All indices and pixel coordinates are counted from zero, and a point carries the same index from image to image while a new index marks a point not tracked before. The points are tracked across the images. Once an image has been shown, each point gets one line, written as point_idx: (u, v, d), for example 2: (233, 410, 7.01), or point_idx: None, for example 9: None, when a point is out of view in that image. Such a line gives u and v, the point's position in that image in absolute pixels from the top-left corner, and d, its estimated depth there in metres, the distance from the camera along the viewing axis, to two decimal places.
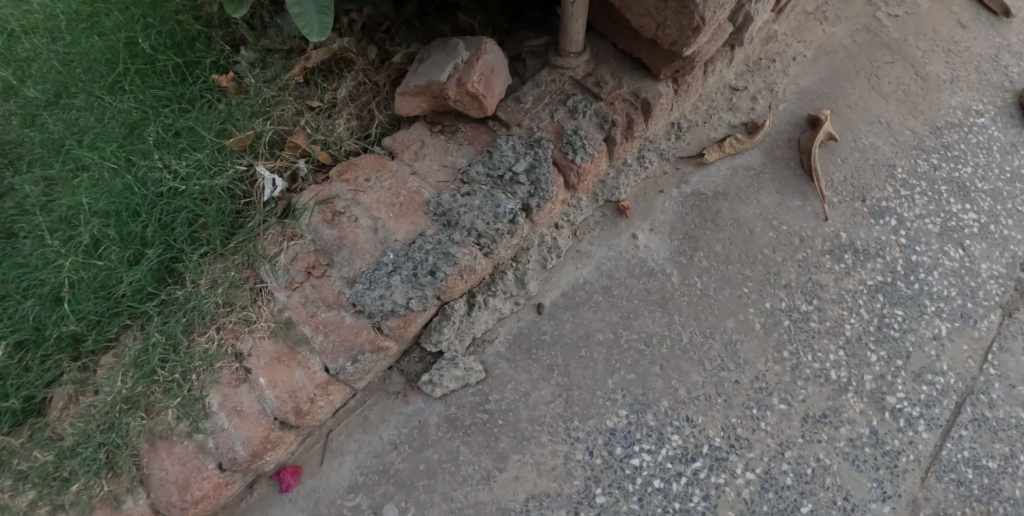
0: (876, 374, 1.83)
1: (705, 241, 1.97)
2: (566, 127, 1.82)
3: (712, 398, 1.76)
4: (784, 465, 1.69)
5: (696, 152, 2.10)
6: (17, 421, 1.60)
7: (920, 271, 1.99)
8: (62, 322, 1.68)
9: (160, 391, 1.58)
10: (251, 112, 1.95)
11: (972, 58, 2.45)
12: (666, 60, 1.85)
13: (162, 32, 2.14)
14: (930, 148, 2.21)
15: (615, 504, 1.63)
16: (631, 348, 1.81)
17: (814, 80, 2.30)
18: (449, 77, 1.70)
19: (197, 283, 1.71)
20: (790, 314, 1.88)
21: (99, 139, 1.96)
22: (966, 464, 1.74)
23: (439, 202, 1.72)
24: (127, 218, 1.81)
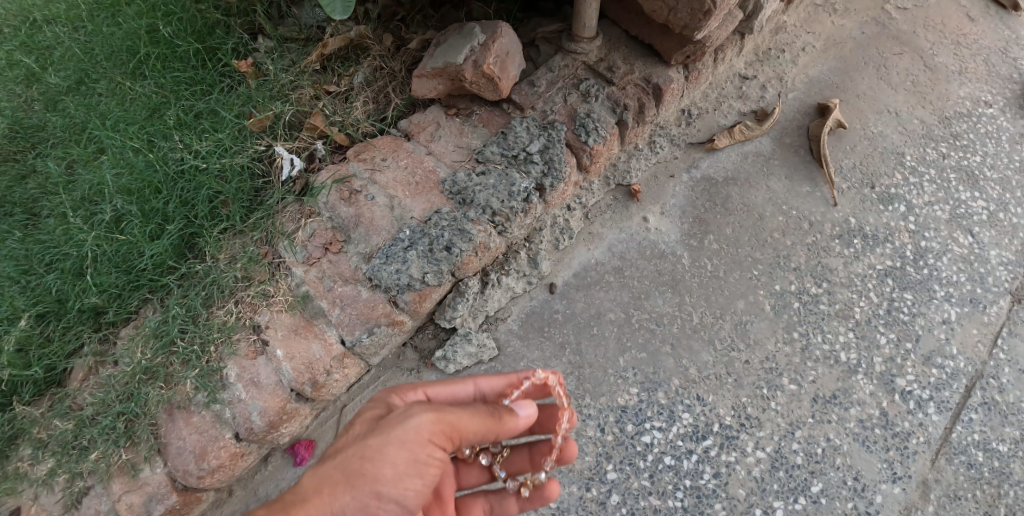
0: (887, 356, 1.84)
1: (716, 225, 2.00)
2: (579, 111, 1.86)
3: (723, 378, 1.77)
4: (795, 445, 1.70)
5: (706, 138, 2.13)
6: (40, 390, 1.65)
7: (929, 256, 2.01)
8: (84, 294, 1.72)
9: (179, 363, 1.61)
10: (271, 95, 2.00)
11: (981, 50, 2.48)
12: (677, 46, 1.88)
13: (183, 19, 2.18)
14: (938, 137, 2.23)
15: (627, 481, 1.65)
16: (642, 328, 1.83)
17: (823, 71, 2.32)
18: (465, 59, 1.74)
19: (216, 258, 1.75)
20: (800, 297, 1.90)
21: (120, 121, 2.01)
22: (976, 446, 1.75)
23: (454, 181, 1.76)
24: (149, 194, 1.84)
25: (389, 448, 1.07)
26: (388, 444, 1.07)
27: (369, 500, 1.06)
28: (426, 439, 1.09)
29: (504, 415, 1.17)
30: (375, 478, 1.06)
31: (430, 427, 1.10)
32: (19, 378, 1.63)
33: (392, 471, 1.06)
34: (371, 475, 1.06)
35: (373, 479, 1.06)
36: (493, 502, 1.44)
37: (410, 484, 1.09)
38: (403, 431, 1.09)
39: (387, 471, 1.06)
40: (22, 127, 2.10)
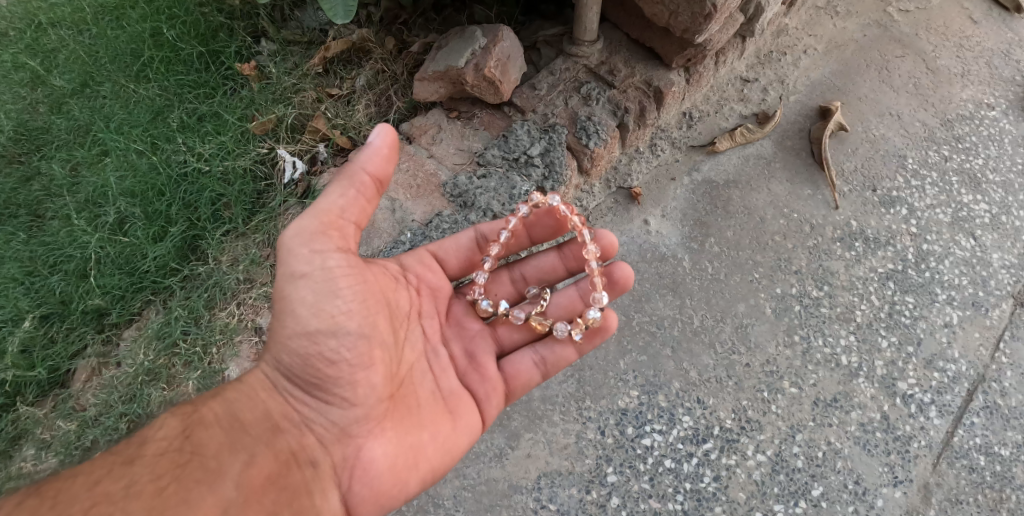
0: (888, 359, 1.84)
1: (717, 228, 2.00)
2: (579, 114, 1.86)
3: (723, 381, 1.78)
4: (795, 449, 1.70)
5: (708, 141, 2.13)
6: (43, 391, 1.66)
7: (931, 260, 2.00)
8: (87, 296, 1.73)
9: (181, 364, 1.62)
10: (273, 98, 2.01)
11: (983, 53, 2.47)
12: (678, 49, 1.88)
13: (186, 23, 2.20)
14: (941, 139, 2.23)
15: (627, 483, 1.64)
16: (643, 330, 1.83)
17: (825, 73, 2.32)
18: (467, 63, 1.75)
19: (219, 261, 1.76)
20: (801, 300, 1.90)
21: (124, 123, 2.02)
22: (978, 451, 1.74)
23: (455, 183, 1.77)
24: (152, 197, 1.86)
25: (289, 286, 1.10)
26: (284, 283, 1.10)
27: (303, 339, 1.12)
28: (314, 250, 1.09)
29: (349, 166, 1.10)
30: (294, 315, 1.11)
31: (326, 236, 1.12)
32: (23, 378, 1.64)
33: (306, 302, 1.10)
34: (293, 315, 1.11)
35: (297, 317, 1.11)
36: (542, 351, 1.42)
37: (334, 309, 1.12)
38: (289, 263, 1.09)
39: (300, 306, 1.10)
40: (27, 129, 2.11)
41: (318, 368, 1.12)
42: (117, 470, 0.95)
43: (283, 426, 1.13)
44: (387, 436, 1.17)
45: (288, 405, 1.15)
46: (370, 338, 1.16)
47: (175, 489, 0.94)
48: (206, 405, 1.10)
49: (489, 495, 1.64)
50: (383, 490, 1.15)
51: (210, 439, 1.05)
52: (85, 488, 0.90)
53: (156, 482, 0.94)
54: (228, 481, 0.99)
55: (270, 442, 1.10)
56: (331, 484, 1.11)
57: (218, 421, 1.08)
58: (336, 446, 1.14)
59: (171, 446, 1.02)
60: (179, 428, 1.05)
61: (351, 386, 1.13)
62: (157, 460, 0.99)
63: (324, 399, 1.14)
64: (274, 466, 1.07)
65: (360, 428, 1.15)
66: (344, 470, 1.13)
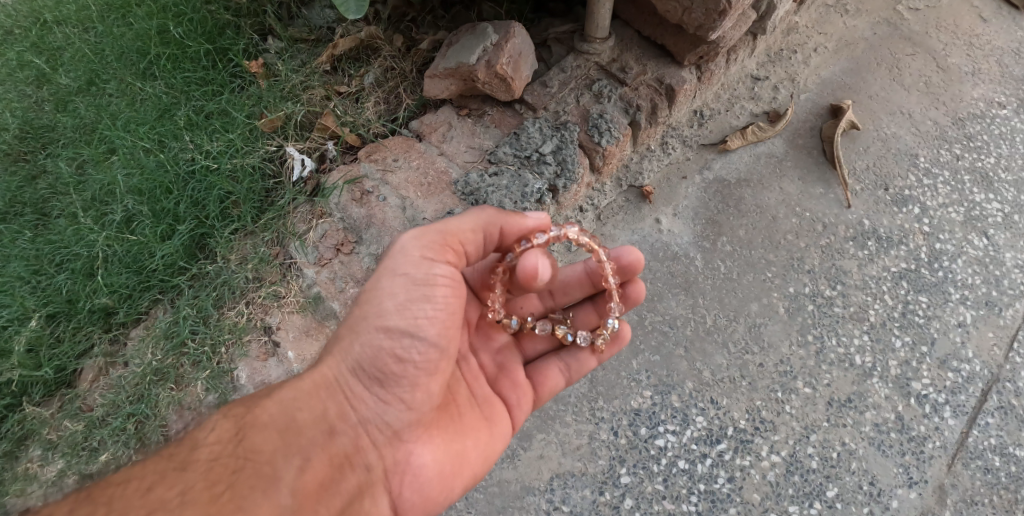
0: (902, 359, 1.82)
1: (729, 227, 1.98)
2: (591, 111, 1.85)
3: (736, 381, 1.76)
4: (809, 449, 1.68)
5: (719, 139, 2.12)
6: (49, 391, 1.64)
7: (944, 259, 1.99)
8: (94, 295, 1.71)
9: (190, 364, 1.60)
10: (282, 95, 1.99)
11: (994, 51, 2.46)
12: (690, 46, 1.87)
13: (193, 20, 2.18)
14: (952, 138, 2.22)
15: (640, 485, 1.62)
16: (655, 330, 1.82)
17: (836, 71, 2.31)
18: (478, 59, 1.73)
19: (227, 259, 1.74)
20: (814, 299, 1.88)
21: (131, 121, 2.00)
22: (993, 451, 1.72)
23: (467, 181, 1.75)
24: (160, 195, 1.84)
25: (382, 282, 1.09)
26: (380, 278, 1.09)
27: (382, 335, 1.08)
28: (421, 257, 1.09)
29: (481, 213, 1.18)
30: (378, 310, 1.08)
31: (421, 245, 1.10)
32: (29, 378, 1.62)
33: (394, 299, 1.08)
34: (375, 310, 1.09)
35: (379, 313, 1.08)
36: (565, 356, 1.42)
37: (419, 312, 1.08)
38: (394, 261, 1.09)
39: (388, 302, 1.08)
40: (32, 128, 2.10)
41: (385, 371, 1.09)
42: (170, 475, 0.93)
43: (339, 427, 1.11)
44: (435, 443, 1.17)
45: (346, 406, 1.12)
46: (444, 347, 1.12)
47: (232, 495, 0.92)
48: (261, 404, 1.07)
49: (501, 496, 1.62)
50: (429, 496, 1.16)
51: (267, 441, 1.02)
52: (139, 496, 0.88)
53: (213, 487, 0.92)
54: (285, 487, 0.98)
55: (324, 446, 1.08)
56: (380, 488, 1.12)
57: (273, 422, 1.05)
58: (388, 450, 1.13)
59: (225, 450, 1.00)
60: (233, 430, 1.03)
61: (413, 392, 1.11)
62: (211, 465, 0.96)
63: (384, 402, 1.12)
64: (327, 471, 1.06)
65: (411, 433, 1.15)
66: (394, 475, 1.13)
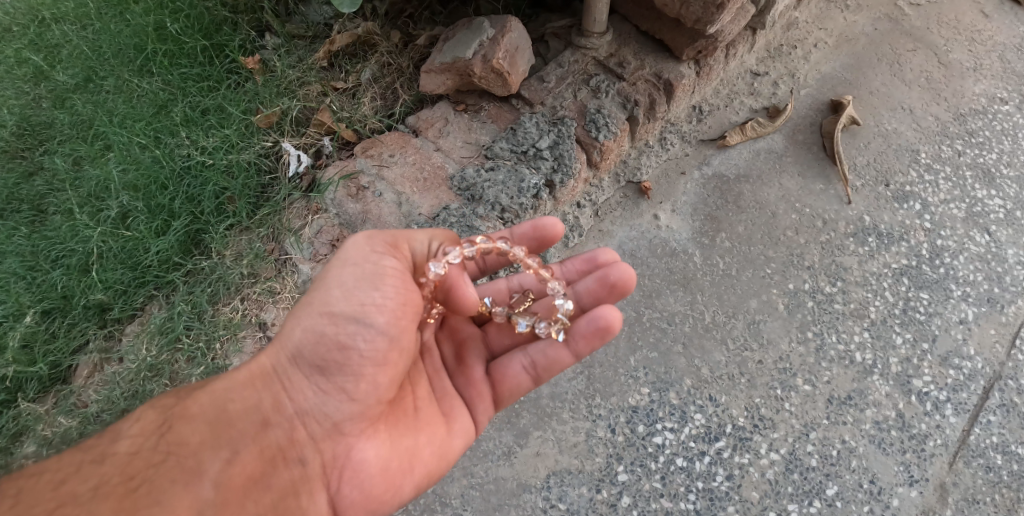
0: (903, 356, 1.80)
1: (728, 223, 1.97)
2: (589, 106, 1.83)
3: (735, 378, 1.74)
4: (809, 447, 1.66)
5: (718, 135, 2.11)
6: (44, 387, 1.63)
7: (945, 255, 1.97)
8: (89, 290, 1.70)
9: (184, 360, 1.60)
10: (278, 91, 1.99)
11: (996, 47, 2.44)
12: (689, 40, 1.85)
13: (190, 16, 2.18)
14: (953, 134, 2.20)
15: (637, 483, 1.61)
16: (653, 327, 1.80)
17: (836, 67, 2.30)
18: (474, 54, 1.72)
19: (222, 255, 1.74)
20: (814, 296, 1.87)
21: (127, 117, 2.00)
22: (995, 450, 1.70)
23: (463, 176, 1.74)
24: (155, 190, 1.83)
25: (333, 271, 1.08)
26: (330, 266, 1.09)
27: (326, 322, 1.06)
28: (372, 249, 1.09)
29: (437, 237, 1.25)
30: (325, 294, 1.07)
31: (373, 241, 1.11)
32: (24, 374, 1.61)
33: (341, 286, 1.06)
34: (320, 298, 1.08)
35: (325, 300, 1.07)
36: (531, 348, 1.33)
37: (365, 299, 1.05)
38: (345, 252, 1.09)
39: (335, 290, 1.06)
40: (30, 124, 2.09)
41: (328, 361, 1.07)
42: (85, 468, 0.97)
43: (273, 419, 1.10)
44: (380, 438, 1.13)
45: (281, 397, 1.11)
46: (394, 337, 1.07)
47: (146, 490, 0.95)
48: (193, 396, 1.09)
49: (496, 494, 1.60)
50: (373, 495, 1.13)
51: (191, 435, 1.04)
52: (49, 488, 0.92)
53: (127, 482, 0.95)
54: (204, 480, 1.00)
55: (255, 438, 1.09)
56: (320, 483, 1.11)
57: (201, 413, 1.07)
58: (327, 444, 1.12)
59: (147, 444, 1.02)
60: (157, 422, 1.05)
61: (356, 384, 1.08)
62: (129, 459, 0.99)
63: (326, 393, 1.09)
64: (256, 464, 1.07)
65: (354, 427, 1.12)
66: (334, 471, 1.11)
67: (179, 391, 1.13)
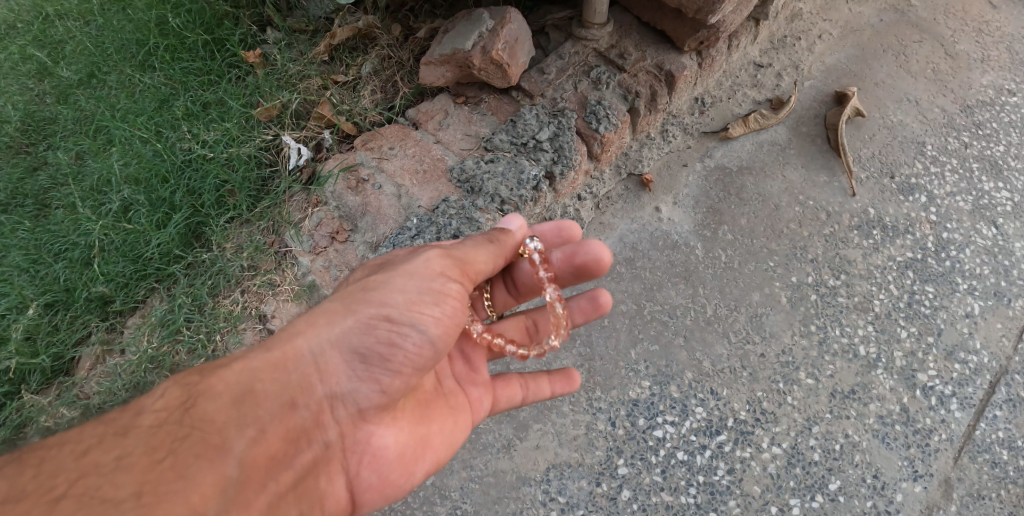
0: (907, 350, 1.78)
1: (730, 215, 1.95)
2: (589, 98, 1.83)
3: (737, 372, 1.73)
4: (812, 441, 1.64)
5: (720, 127, 2.09)
6: (47, 379, 1.64)
7: (952, 248, 1.94)
8: (91, 283, 1.71)
9: (185, 351, 1.60)
10: (278, 85, 1.99)
11: (1004, 37, 2.41)
12: (690, 30, 1.85)
13: (191, 11, 2.18)
14: (960, 126, 2.17)
15: (637, 476, 1.59)
16: (654, 320, 1.79)
17: (841, 59, 2.28)
18: (474, 45, 1.72)
19: (223, 247, 1.74)
20: (817, 289, 1.85)
21: (129, 112, 2.00)
22: (1001, 445, 1.67)
23: (462, 169, 1.74)
24: (156, 184, 1.84)
25: (397, 278, 1.09)
26: (394, 274, 1.10)
27: (378, 322, 1.06)
28: (438, 268, 1.10)
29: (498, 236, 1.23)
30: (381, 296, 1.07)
31: (440, 261, 1.12)
32: (26, 366, 1.62)
33: (404, 293, 1.07)
34: (377, 298, 1.08)
35: (382, 302, 1.07)
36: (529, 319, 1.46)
37: (425, 310, 1.07)
38: (413, 264, 1.11)
39: (394, 295, 1.07)
40: (34, 120, 2.10)
41: (370, 353, 1.07)
42: (109, 440, 0.91)
43: (300, 401, 1.06)
44: (400, 426, 1.16)
45: (313, 380, 1.07)
46: (439, 348, 1.10)
47: (173, 462, 0.90)
48: (218, 373, 1.02)
49: (496, 487, 1.59)
50: (389, 479, 1.15)
51: (218, 411, 0.98)
52: (73, 458, 0.88)
53: (153, 454, 0.90)
54: (231, 457, 0.95)
55: (281, 417, 1.04)
56: (337, 467, 1.11)
57: (226, 391, 1.00)
58: (349, 428, 1.12)
59: (170, 418, 0.96)
60: (181, 398, 0.99)
61: (393, 379, 1.09)
62: (152, 432, 0.93)
63: (359, 379, 1.09)
64: (280, 445, 1.03)
65: (377, 415, 1.13)
66: (352, 454, 1.12)
67: (201, 368, 1.06)
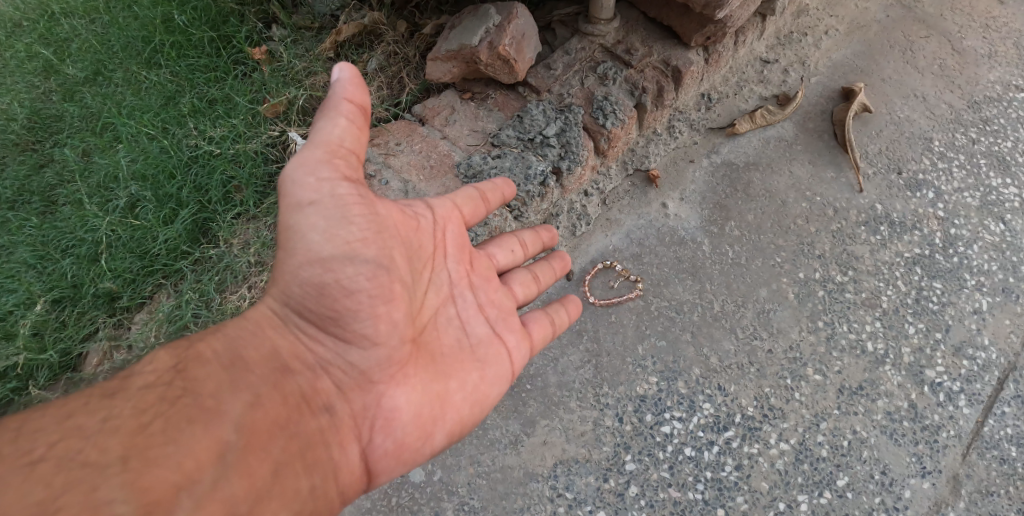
0: (915, 346, 1.77)
1: (737, 211, 1.95)
2: (596, 94, 1.83)
3: (744, 367, 1.72)
4: (819, 437, 1.64)
5: (727, 123, 2.09)
6: (54, 375, 1.64)
7: (959, 245, 1.94)
8: (99, 279, 1.71)
9: None
10: (285, 81, 1.99)
11: (1011, 33, 2.40)
12: (697, 26, 1.85)
13: (197, 8, 2.19)
14: (967, 122, 2.17)
15: (645, 472, 1.59)
16: (661, 316, 1.79)
17: (847, 55, 2.28)
18: (480, 41, 1.71)
19: (230, 243, 1.74)
20: (825, 285, 1.85)
21: (135, 108, 2.00)
22: (1010, 441, 1.66)
23: (469, 164, 1.73)
24: (163, 180, 1.84)
25: (295, 215, 1.06)
26: (289, 214, 1.06)
27: (318, 268, 1.07)
28: (319, 178, 1.05)
29: (330, 97, 1.07)
30: (303, 243, 1.06)
31: (306, 168, 1.04)
32: (34, 362, 1.62)
33: (316, 228, 1.06)
34: (300, 244, 1.07)
35: (306, 246, 1.06)
36: (536, 269, 1.48)
37: (348, 236, 1.08)
38: (292, 194, 1.05)
39: (313, 233, 1.06)
40: (40, 118, 2.10)
41: (331, 300, 1.09)
42: (96, 402, 0.88)
43: (293, 366, 1.07)
44: (409, 385, 1.15)
45: (300, 345, 1.10)
46: (388, 268, 1.13)
47: (164, 425, 0.87)
48: (205, 339, 1.02)
49: (503, 483, 1.59)
50: (406, 443, 1.13)
51: (208, 374, 0.97)
52: (57, 420, 0.84)
53: (141, 417, 0.88)
54: (227, 420, 0.92)
55: (278, 383, 1.03)
56: (350, 434, 1.07)
57: (216, 356, 1.01)
58: (355, 394, 1.10)
59: (161, 380, 0.95)
60: (171, 361, 0.98)
61: (376, 325, 1.11)
62: (141, 394, 0.91)
63: (344, 340, 1.12)
64: (282, 410, 1.01)
65: (382, 374, 1.13)
66: (364, 420, 1.10)
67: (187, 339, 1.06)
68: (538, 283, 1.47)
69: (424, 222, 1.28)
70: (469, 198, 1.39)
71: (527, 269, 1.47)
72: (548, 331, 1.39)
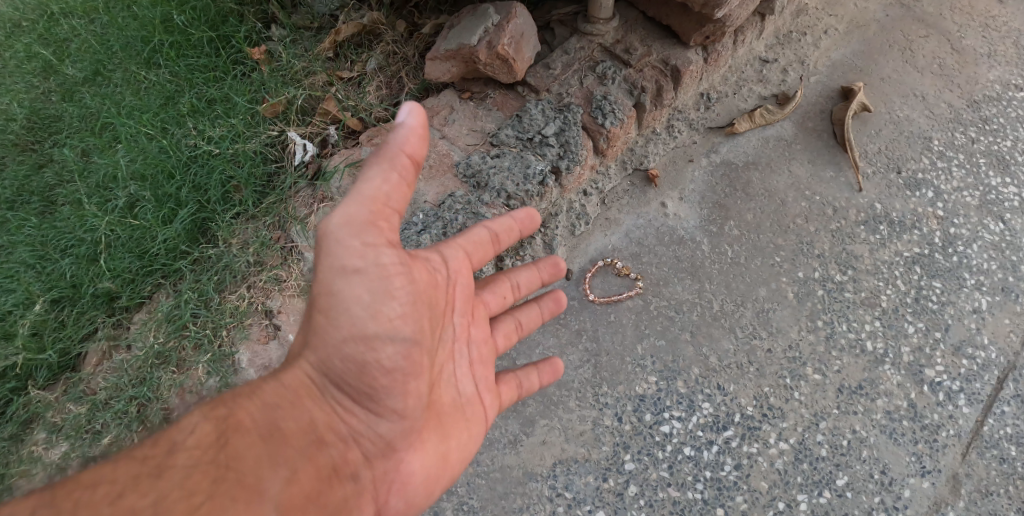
0: (915, 345, 1.77)
1: (737, 210, 1.95)
2: (595, 93, 1.83)
3: (744, 367, 1.72)
4: (819, 437, 1.64)
5: (726, 122, 2.09)
6: (54, 375, 1.64)
7: (959, 244, 1.94)
8: (98, 279, 1.71)
9: (191, 347, 1.59)
10: (284, 81, 1.99)
11: (1011, 32, 2.40)
12: (696, 25, 1.85)
13: (196, 8, 2.19)
14: (966, 121, 2.17)
15: (644, 472, 1.59)
16: (661, 315, 1.79)
17: (847, 54, 2.28)
18: (479, 40, 1.71)
19: (229, 243, 1.74)
20: (824, 284, 1.84)
21: (135, 108, 2.01)
22: (1010, 440, 1.66)
23: (468, 164, 1.73)
24: (162, 180, 1.84)
25: (340, 281, 1.02)
26: (333, 278, 1.01)
27: (355, 340, 1.05)
28: (366, 244, 1.01)
29: (386, 145, 1.01)
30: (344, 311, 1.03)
31: (355, 236, 1.00)
32: (33, 362, 1.62)
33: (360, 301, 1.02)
34: (340, 312, 1.03)
35: (348, 315, 1.03)
36: (521, 316, 1.46)
37: (387, 309, 1.05)
38: (336, 258, 1.00)
39: (357, 304, 1.03)
40: (39, 118, 2.10)
41: (363, 372, 1.07)
42: (143, 481, 0.87)
43: (322, 435, 1.07)
44: (423, 449, 1.17)
45: (328, 411, 1.09)
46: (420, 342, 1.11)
47: (214, 506, 0.87)
48: (242, 406, 1.02)
49: (503, 482, 1.59)
50: (414, 503, 1.16)
51: (249, 448, 0.97)
52: (107, 503, 0.83)
53: (191, 499, 0.87)
54: (269, 499, 0.93)
55: (308, 455, 1.04)
56: (367, 499, 1.10)
57: (255, 426, 1.01)
58: (375, 461, 1.12)
59: (203, 456, 0.94)
60: (212, 434, 0.97)
61: (404, 397, 1.11)
62: (186, 473, 0.90)
63: (375, 413, 1.11)
64: (313, 481, 1.02)
65: (401, 441, 1.14)
66: (380, 485, 1.12)
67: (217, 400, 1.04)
68: (521, 330, 1.47)
69: (439, 276, 1.22)
70: (478, 241, 1.33)
71: (512, 316, 1.45)
72: (516, 394, 1.39)
